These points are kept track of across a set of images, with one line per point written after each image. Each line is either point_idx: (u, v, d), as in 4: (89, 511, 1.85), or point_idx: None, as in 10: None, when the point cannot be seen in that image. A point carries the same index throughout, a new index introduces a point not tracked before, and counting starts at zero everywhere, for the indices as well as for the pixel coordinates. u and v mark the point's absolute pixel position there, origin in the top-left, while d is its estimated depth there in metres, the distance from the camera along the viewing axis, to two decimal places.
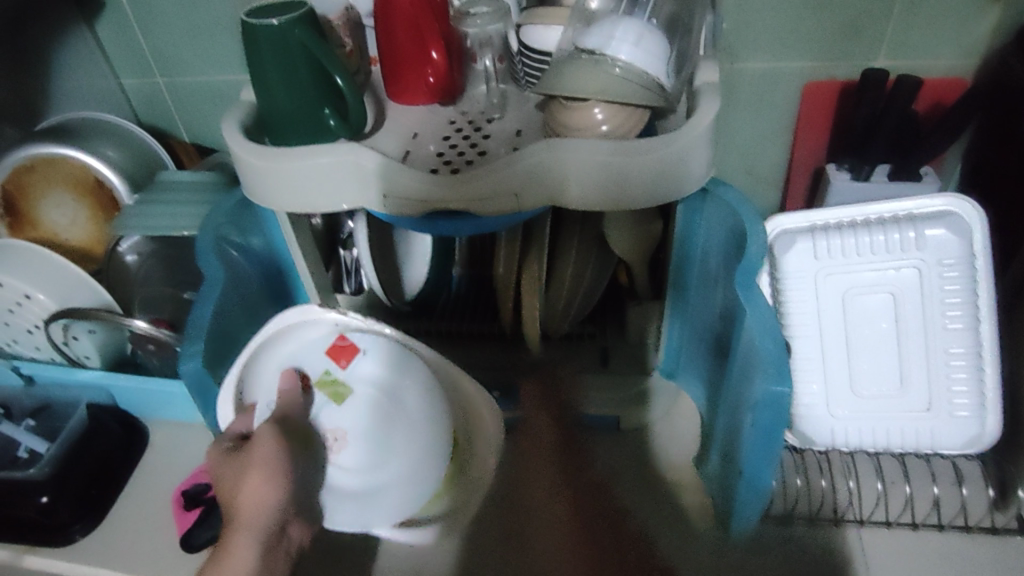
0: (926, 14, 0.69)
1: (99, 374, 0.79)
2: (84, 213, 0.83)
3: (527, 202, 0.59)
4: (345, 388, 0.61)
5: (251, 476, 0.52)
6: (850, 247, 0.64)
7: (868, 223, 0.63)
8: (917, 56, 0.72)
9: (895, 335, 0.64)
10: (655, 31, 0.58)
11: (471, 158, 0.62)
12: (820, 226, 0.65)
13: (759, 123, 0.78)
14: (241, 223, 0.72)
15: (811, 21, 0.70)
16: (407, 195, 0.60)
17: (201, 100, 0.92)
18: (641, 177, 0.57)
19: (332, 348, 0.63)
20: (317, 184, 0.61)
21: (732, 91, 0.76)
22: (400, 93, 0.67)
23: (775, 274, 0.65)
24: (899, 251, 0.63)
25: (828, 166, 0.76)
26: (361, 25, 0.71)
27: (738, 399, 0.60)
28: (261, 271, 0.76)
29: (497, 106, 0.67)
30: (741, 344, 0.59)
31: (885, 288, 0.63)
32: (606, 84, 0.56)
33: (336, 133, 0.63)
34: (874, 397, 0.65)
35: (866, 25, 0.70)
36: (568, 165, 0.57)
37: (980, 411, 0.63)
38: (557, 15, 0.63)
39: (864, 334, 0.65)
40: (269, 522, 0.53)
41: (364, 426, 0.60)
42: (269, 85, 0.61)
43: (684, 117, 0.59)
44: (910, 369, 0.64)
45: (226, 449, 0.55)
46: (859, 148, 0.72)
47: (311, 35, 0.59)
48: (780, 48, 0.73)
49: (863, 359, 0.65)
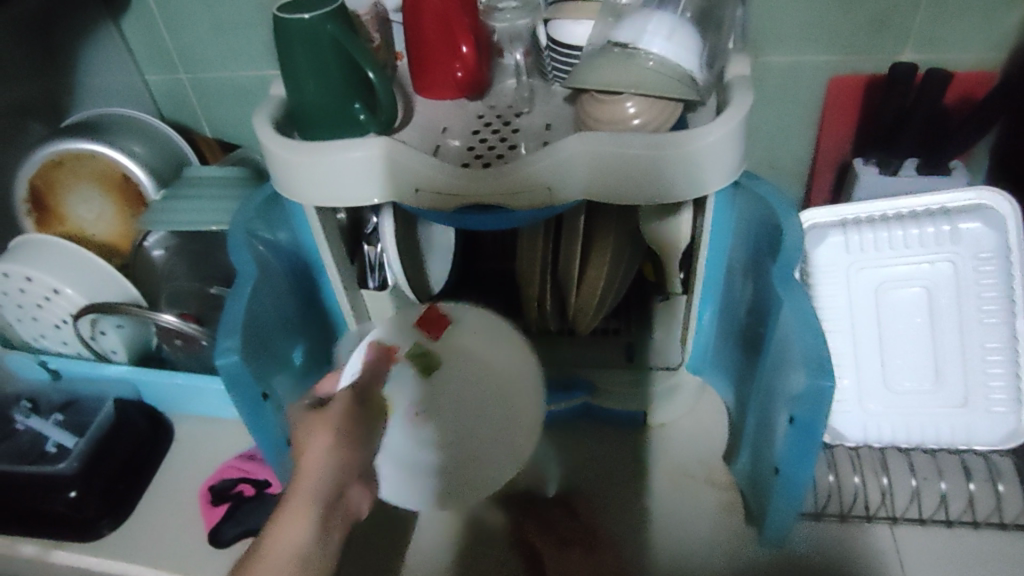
0: (956, 7, 0.68)
1: (126, 369, 0.79)
2: (111, 207, 0.83)
3: (559, 196, 0.59)
4: (435, 360, 0.68)
5: (318, 430, 0.48)
6: (883, 241, 0.63)
7: (901, 217, 0.63)
8: (946, 49, 0.71)
9: (931, 330, 0.63)
10: (687, 24, 0.59)
11: (501, 152, 0.62)
12: (852, 220, 0.64)
13: (785, 117, 0.78)
14: (267, 217, 0.72)
15: (839, 15, 0.70)
16: (439, 189, 0.60)
17: (224, 97, 0.93)
18: (674, 170, 0.57)
19: (425, 319, 0.69)
20: (348, 178, 0.61)
21: (759, 85, 0.76)
22: (428, 88, 0.68)
23: (807, 268, 0.65)
24: (933, 245, 0.62)
25: (855, 161, 0.75)
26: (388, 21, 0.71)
27: (771, 394, 0.60)
28: (290, 270, 0.75)
29: (525, 100, 0.67)
30: (775, 338, 0.58)
31: (919, 282, 0.63)
32: (639, 77, 0.56)
33: (366, 127, 0.63)
34: (907, 391, 0.65)
35: (894, 19, 0.69)
36: (600, 158, 0.57)
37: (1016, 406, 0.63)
38: (586, 8, 0.63)
39: (897, 329, 0.64)
40: (328, 484, 0.46)
41: (440, 399, 0.68)
42: (300, 78, 0.61)
43: (715, 111, 0.60)
44: (944, 364, 0.63)
45: (305, 406, 0.52)
46: (888, 142, 0.71)
47: (343, 30, 0.60)
48: (807, 42, 0.72)
49: (894, 354, 0.64)
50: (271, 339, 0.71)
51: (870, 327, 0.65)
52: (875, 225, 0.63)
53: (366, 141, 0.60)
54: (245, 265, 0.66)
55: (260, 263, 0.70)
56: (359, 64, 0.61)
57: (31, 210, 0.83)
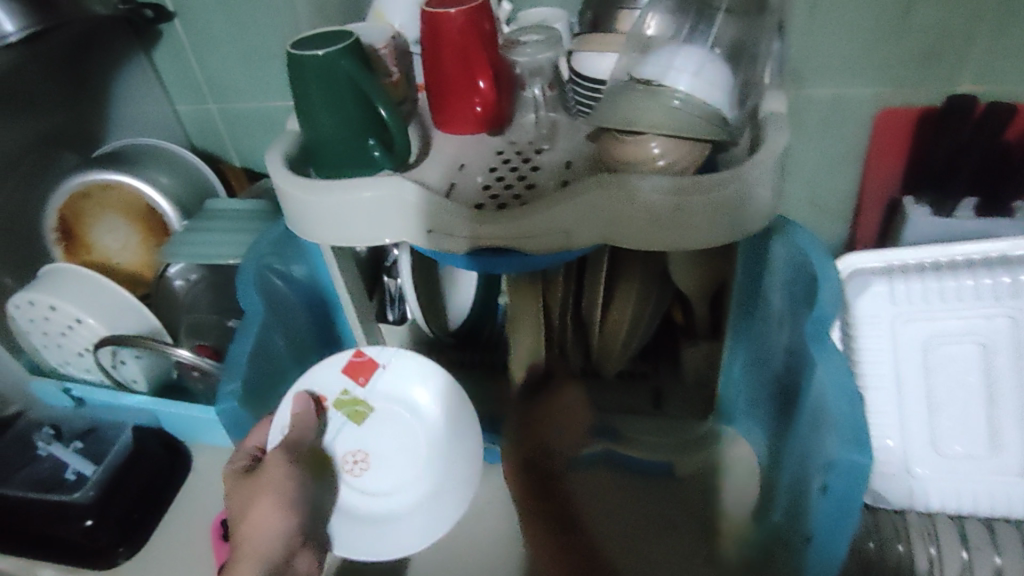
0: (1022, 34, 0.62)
1: (145, 400, 0.79)
2: (136, 236, 0.86)
3: (577, 240, 0.56)
4: (364, 407, 0.61)
5: (257, 501, 0.51)
6: (931, 292, 0.59)
7: (952, 266, 0.58)
8: (1010, 80, 0.65)
9: (986, 390, 0.58)
10: (717, 58, 0.54)
11: (519, 192, 0.59)
12: (898, 267, 0.59)
13: (828, 152, 0.73)
14: (283, 251, 0.71)
15: (888, 44, 0.65)
16: (451, 231, 0.57)
17: (251, 126, 0.93)
18: (702, 216, 0.53)
19: (349, 366, 0.62)
20: (360, 217, 0.59)
21: (799, 119, 0.71)
22: (447, 123, 0.65)
23: (847, 319, 0.60)
24: (988, 298, 0.58)
25: (904, 199, 0.69)
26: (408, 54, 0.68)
27: (807, 458, 0.54)
28: (306, 302, 0.74)
29: (547, 136, 0.64)
30: (810, 401, 0.53)
31: (972, 338, 0.58)
32: (662, 117, 0.52)
33: (380, 164, 0.61)
34: (961, 457, 0.58)
35: (950, 48, 0.64)
36: (621, 202, 0.54)
37: None
38: (614, 41, 0.60)
39: (949, 387, 0.58)
40: (275, 554, 0.50)
41: (383, 443, 0.60)
42: (315, 115, 0.60)
43: (748, 151, 0.55)
44: (1002, 430, 0.57)
45: (238, 471, 0.55)
46: (939, 182, 0.66)
47: (358, 66, 0.58)
48: (852, 73, 0.67)
49: (946, 415, 0.58)
50: (281, 376, 0.70)
51: (918, 384, 0.59)
52: (924, 273, 0.59)
53: (379, 181, 0.58)
54: (252, 304, 0.65)
55: (273, 298, 0.69)
56: (374, 100, 0.60)
57: (60, 238, 0.85)
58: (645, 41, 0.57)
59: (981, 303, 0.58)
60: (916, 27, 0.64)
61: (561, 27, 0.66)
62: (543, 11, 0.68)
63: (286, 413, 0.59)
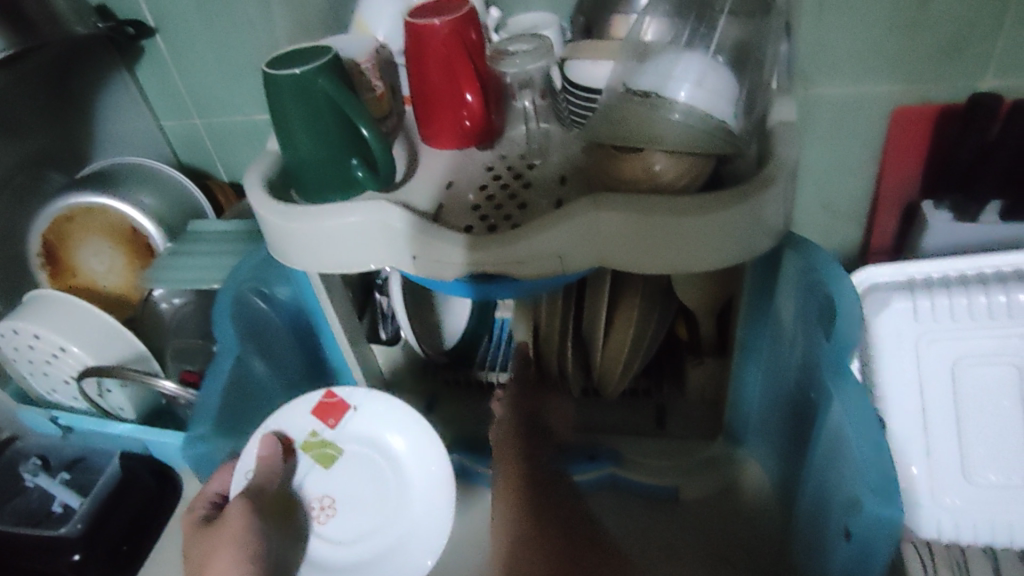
0: None
1: (135, 428, 0.77)
2: (121, 259, 0.83)
3: (572, 264, 0.53)
4: (333, 450, 0.61)
5: (218, 550, 0.51)
6: (958, 309, 0.55)
7: (980, 281, 0.54)
8: None
9: (1018, 413, 0.54)
10: (720, 65, 0.51)
11: (511, 212, 0.56)
12: (921, 282, 0.55)
13: (839, 156, 0.69)
14: (264, 275, 0.68)
15: (904, 38, 0.60)
16: (439, 257, 0.54)
17: (238, 140, 0.90)
18: (706, 238, 0.49)
19: (317, 408, 0.63)
20: (346, 243, 0.57)
21: (808, 121, 0.67)
22: (434, 138, 0.62)
23: (867, 338, 0.55)
24: (1018, 316, 0.54)
25: (923, 204, 0.65)
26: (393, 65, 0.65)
27: (827, 495, 0.50)
28: (290, 324, 0.72)
29: (538, 149, 0.61)
30: (829, 437, 0.49)
31: (1003, 359, 0.54)
32: (661, 131, 0.49)
33: (364, 185, 0.59)
34: (992, 487, 0.54)
35: (971, 43, 0.59)
36: (619, 224, 0.50)
37: None
38: (609, 48, 0.56)
39: (976, 411, 0.54)
40: None
41: (351, 488, 0.60)
42: (294, 136, 0.57)
43: (755, 164, 0.51)
44: None
45: (200, 519, 0.55)
46: (963, 184, 0.61)
47: (337, 83, 0.55)
48: (865, 72, 0.63)
49: (977, 441, 0.54)
50: (261, 403, 0.69)
51: (940, 409, 0.55)
52: (948, 289, 0.55)
53: (363, 206, 0.56)
54: (227, 335, 0.62)
55: (253, 322, 0.68)
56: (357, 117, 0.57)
57: (44, 263, 0.83)
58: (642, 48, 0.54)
59: (1006, 321, 0.54)
60: (935, 22, 0.59)
61: (552, 33, 0.62)
62: (532, 16, 0.64)
63: (251, 457, 0.59)
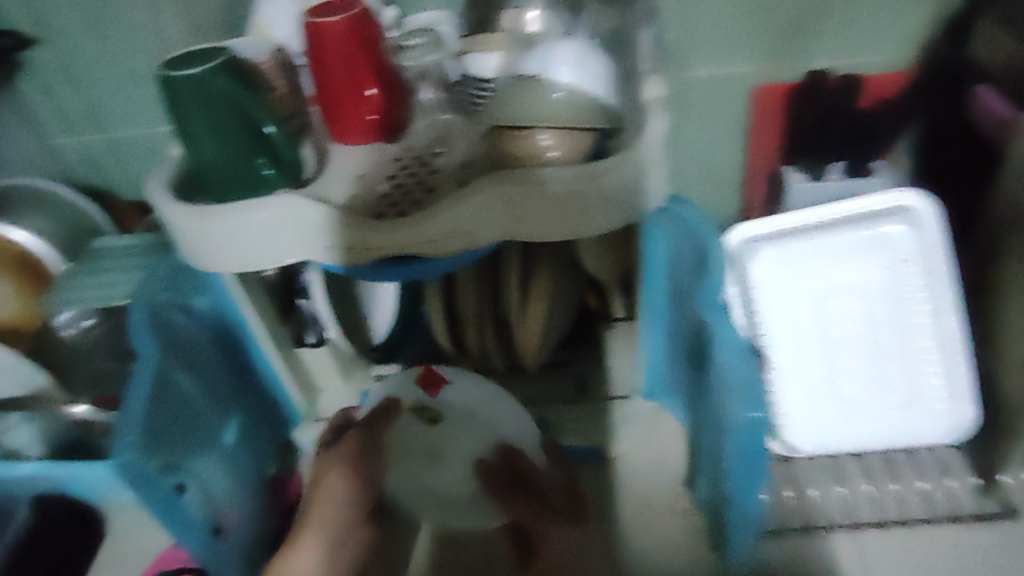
0: (867, 4, 0.68)
1: (38, 467, 0.69)
2: (12, 287, 0.76)
3: (480, 238, 0.57)
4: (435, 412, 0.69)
5: (332, 470, 0.61)
6: (812, 251, 0.63)
7: (827, 226, 0.63)
8: (860, 51, 0.71)
9: (868, 332, 0.63)
10: (594, 48, 0.58)
11: (419, 196, 0.59)
12: (781, 232, 0.64)
13: (713, 133, 0.77)
14: (180, 285, 0.68)
15: (754, 22, 0.69)
16: (353, 243, 0.57)
17: (130, 155, 0.87)
18: (595, 202, 0.55)
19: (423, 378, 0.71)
20: (260, 239, 0.58)
21: (682, 103, 0.75)
22: (341, 133, 0.64)
23: (741, 283, 0.64)
24: (860, 251, 0.63)
25: (784, 169, 0.76)
26: (292, 66, 0.66)
27: (717, 420, 0.58)
28: (212, 335, 0.71)
29: (441, 139, 0.64)
30: (714, 371, 0.56)
31: (853, 289, 0.63)
32: (547, 110, 0.55)
33: (274, 182, 0.60)
34: (852, 400, 0.64)
35: (806, 24, 0.69)
36: (518, 197, 0.55)
37: (959, 403, 0.62)
38: (496, 40, 0.62)
39: (835, 338, 0.63)
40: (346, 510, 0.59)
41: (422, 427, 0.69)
42: (197, 139, 0.58)
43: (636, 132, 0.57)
44: (887, 368, 0.63)
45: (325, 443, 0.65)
46: (816, 147, 0.74)
47: (235, 83, 0.57)
48: (726, 56, 0.72)
49: (837, 364, 0.64)
50: (196, 417, 0.66)
51: (806, 340, 0.64)
52: (802, 235, 0.63)
53: (274, 199, 0.57)
54: (146, 346, 0.60)
55: (174, 336, 0.65)
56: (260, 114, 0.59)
57: None
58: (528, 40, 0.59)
59: (850, 256, 0.63)
60: (777, 8, 0.68)
61: (446, 30, 0.67)
62: (426, 15, 0.68)
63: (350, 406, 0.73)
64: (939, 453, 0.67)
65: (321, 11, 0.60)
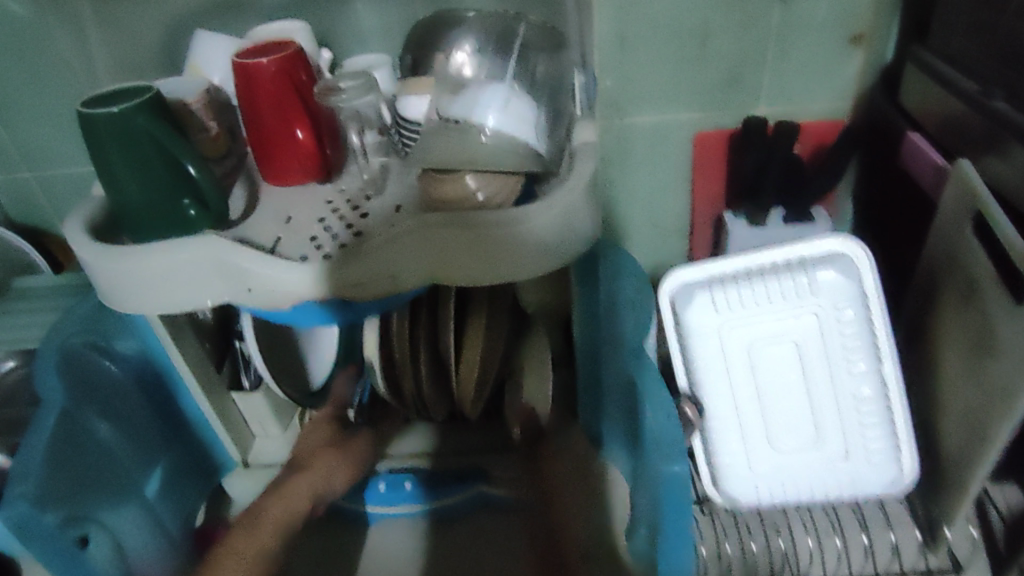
0: (800, 54, 0.68)
1: None
2: None
3: (406, 284, 0.56)
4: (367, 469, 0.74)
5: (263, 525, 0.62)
6: (747, 297, 0.62)
7: (764, 272, 0.61)
8: (796, 99, 0.71)
9: (804, 382, 0.62)
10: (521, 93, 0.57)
11: (345, 239, 0.58)
12: (717, 278, 0.62)
13: (654, 174, 0.76)
14: (101, 325, 0.65)
15: (691, 70, 0.68)
16: (274, 288, 0.55)
17: (53, 189, 0.82)
18: (522, 248, 0.54)
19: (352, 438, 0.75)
20: (178, 281, 0.56)
21: (623, 146, 0.74)
22: (274, 174, 0.64)
23: (678, 331, 0.63)
24: (796, 297, 0.62)
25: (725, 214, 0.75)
26: (227, 105, 0.65)
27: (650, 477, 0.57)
28: (137, 378, 0.67)
29: (374, 182, 0.63)
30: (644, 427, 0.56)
31: (789, 337, 0.62)
32: (471, 154, 0.54)
33: (198, 223, 0.59)
34: (788, 447, 0.63)
35: (744, 73, 0.69)
36: (444, 242, 0.54)
37: (897, 454, 0.62)
38: (427, 83, 0.61)
39: (771, 386, 0.63)
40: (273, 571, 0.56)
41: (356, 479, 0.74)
42: (117, 177, 0.56)
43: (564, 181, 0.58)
44: (823, 419, 0.62)
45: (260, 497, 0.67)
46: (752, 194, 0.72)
47: (157, 121, 0.55)
48: (666, 102, 0.70)
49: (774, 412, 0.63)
50: (112, 465, 0.63)
51: (741, 388, 0.63)
52: (738, 281, 0.62)
53: (193, 240, 0.56)
54: (53, 390, 0.58)
55: (89, 379, 0.63)
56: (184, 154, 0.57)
57: None
58: (457, 83, 0.58)
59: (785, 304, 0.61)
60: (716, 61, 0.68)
61: (382, 73, 0.66)
62: (365, 58, 0.68)
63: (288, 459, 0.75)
64: (883, 505, 0.66)
65: (255, 53, 0.61)
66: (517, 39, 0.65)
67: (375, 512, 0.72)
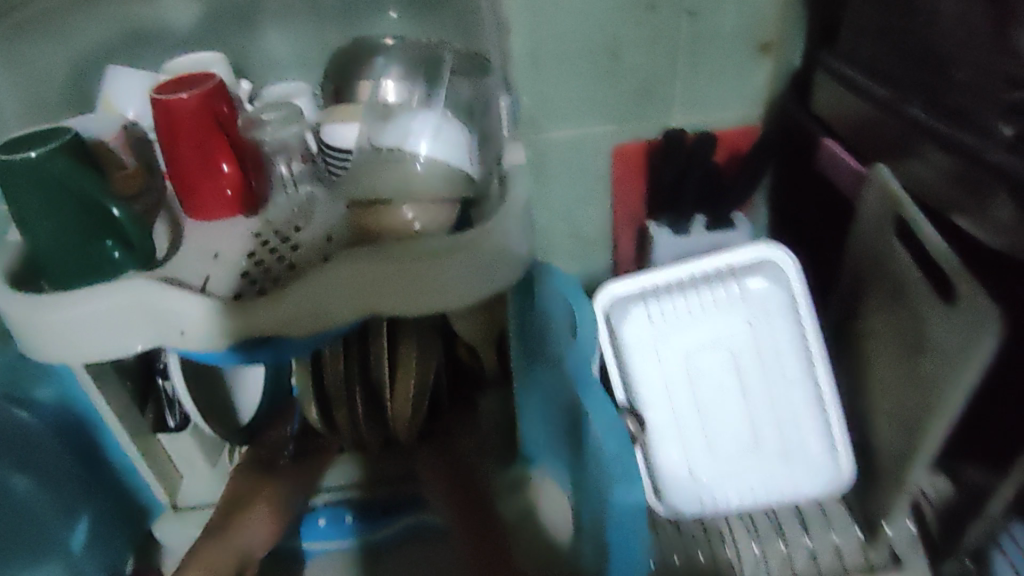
0: (709, 64, 0.70)
1: None
2: None
3: (337, 316, 0.55)
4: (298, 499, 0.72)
5: None
6: (680, 309, 0.63)
7: (696, 282, 0.63)
8: (707, 108, 0.73)
9: (741, 391, 0.63)
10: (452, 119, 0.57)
11: (279, 275, 0.57)
12: (650, 290, 0.63)
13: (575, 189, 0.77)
14: (18, 379, 0.65)
15: (605, 88, 0.71)
16: (206, 326, 0.54)
17: None
18: (457, 272, 0.53)
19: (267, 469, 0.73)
20: (104, 329, 0.54)
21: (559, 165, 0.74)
22: (197, 209, 0.62)
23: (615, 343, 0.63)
24: (727, 307, 0.63)
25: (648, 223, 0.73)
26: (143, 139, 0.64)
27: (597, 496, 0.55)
28: (58, 429, 0.65)
29: (301, 215, 0.63)
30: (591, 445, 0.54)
31: (723, 347, 0.63)
32: (402, 181, 0.54)
33: (123, 266, 0.56)
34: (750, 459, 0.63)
35: (657, 86, 0.71)
36: (372, 272, 0.53)
37: (834, 455, 0.63)
38: (352, 109, 0.60)
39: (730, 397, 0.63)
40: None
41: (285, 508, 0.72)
42: (30, 222, 0.54)
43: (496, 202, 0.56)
44: (760, 426, 0.63)
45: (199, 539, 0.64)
46: (672, 204, 0.73)
47: (73, 166, 0.54)
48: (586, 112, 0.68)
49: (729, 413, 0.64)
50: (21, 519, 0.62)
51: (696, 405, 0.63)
52: (672, 293, 0.63)
53: (120, 287, 0.54)
54: None
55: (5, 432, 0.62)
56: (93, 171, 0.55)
57: None
58: (385, 111, 0.58)
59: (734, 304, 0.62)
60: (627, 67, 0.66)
61: (303, 101, 0.67)
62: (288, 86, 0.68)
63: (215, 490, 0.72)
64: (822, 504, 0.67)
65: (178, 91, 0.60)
66: (443, 66, 0.65)
67: (312, 548, 0.69)
